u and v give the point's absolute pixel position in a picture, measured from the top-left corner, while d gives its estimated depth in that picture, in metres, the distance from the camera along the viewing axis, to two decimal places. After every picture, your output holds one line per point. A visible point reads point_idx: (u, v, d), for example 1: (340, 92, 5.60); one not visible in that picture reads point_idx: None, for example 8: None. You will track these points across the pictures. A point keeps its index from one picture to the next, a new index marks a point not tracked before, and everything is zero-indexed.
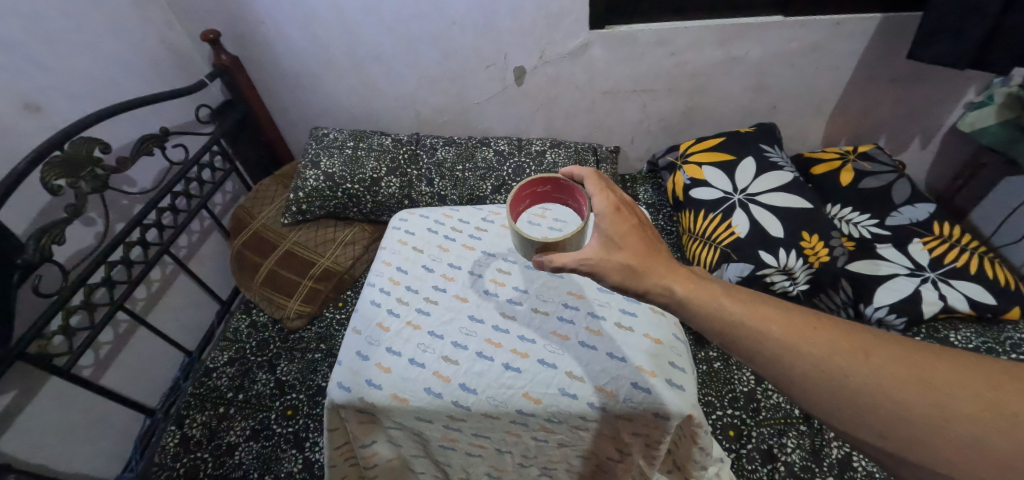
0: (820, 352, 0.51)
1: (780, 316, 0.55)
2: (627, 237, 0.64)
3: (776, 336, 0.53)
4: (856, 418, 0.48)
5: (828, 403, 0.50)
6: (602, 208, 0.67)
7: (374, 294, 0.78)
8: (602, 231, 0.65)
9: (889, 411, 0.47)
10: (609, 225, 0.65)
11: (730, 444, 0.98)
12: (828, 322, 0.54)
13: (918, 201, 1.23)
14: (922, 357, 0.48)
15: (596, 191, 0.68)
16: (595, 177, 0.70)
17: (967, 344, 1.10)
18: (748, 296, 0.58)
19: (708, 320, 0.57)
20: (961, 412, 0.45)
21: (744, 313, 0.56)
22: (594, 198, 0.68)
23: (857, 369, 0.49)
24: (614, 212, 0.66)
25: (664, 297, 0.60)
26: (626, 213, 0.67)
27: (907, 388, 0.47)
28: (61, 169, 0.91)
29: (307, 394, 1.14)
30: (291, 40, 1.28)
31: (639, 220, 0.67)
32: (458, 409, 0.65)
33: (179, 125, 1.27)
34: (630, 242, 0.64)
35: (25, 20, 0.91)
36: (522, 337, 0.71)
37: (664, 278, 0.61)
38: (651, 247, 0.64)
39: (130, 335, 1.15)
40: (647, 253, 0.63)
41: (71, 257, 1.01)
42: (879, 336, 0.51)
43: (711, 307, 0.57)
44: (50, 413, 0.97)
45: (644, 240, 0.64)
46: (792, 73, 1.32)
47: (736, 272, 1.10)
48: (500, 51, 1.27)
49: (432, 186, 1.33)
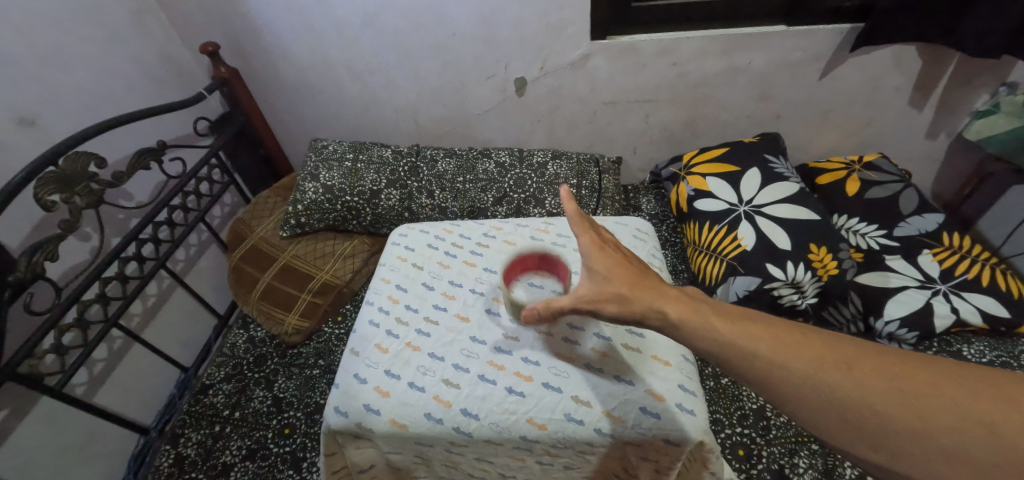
0: (805, 366, 0.49)
1: (766, 332, 0.52)
2: (613, 269, 0.61)
3: (764, 354, 0.50)
4: (845, 431, 0.46)
5: (815, 417, 0.48)
6: (587, 247, 0.63)
7: (373, 313, 0.76)
8: (587, 268, 0.62)
9: (877, 427, 0.45)
10: (591, 256, 0.62)
11: (741, 464, 0.95)
12: (814, 336, 0.52)
13: (927, 211, 1.21)
14: (906, 368, 0.46)
15: (581, 231, 0.64)
16: (578, 215, 0.65)
17: (981, 358, 1.07)
18: (735, 313, 0.56)
19: (693, 339, 0.55)
20: (951, 426, 0.42)
21: (729, 330, 0.53)
22: (579, 237, 0.64)
23: (843, 383, 0.47)
24: (599, 250, 0.63)
25: (651, 320, 0.58)
26: (610, 248, 0.64)
27: (891, 400, 0.45)
28: (54, 186, 0.89)
29: (305, 412, 1.11)
30: (291, 53, 1.27)
31: (624, 253, 0.64)
32: (459, 436, 0.63)
33: (176, 138, 1.26)
34: (617, 273, 0.61)
35: (23, 34, 0.91)
36: (525, 359, 0.68)
37: (650, 300, 0.58)
38: (637, 271, 0.62)
39: (125, 352, 1.13)
40: (632, 276, 0.61)
41: (64, 273, 0.99)
42: (864, 348, 0.49)
43: (699, 326, 0.55)
44: (41, 434, 0.95)
45: (630, 271, 0.62)
46: (794, 83, 1.31)
47: (743, 286, 1.07)
48: (500, 62, 1.26)
49: (433, 198, 1.30)
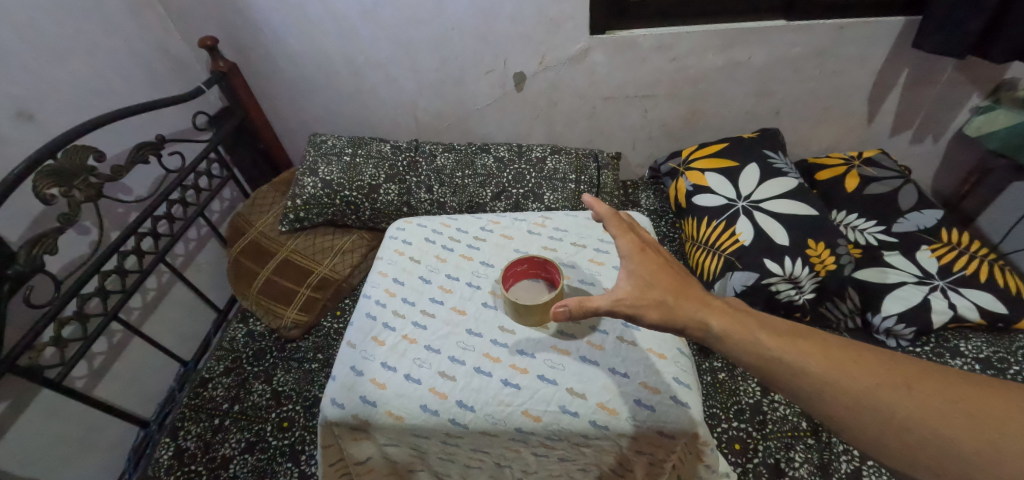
0: (861, 386, 0.50)
1: (818, 350, 0.53)
2: (657, 274, 0.62)
3: (818, 372, 0.51)
4: (904, 450, 0.47)
5: (873, 437, 0.49)
6: (627, 249, 0.64)
7: (370, 306, 0.77)
8: (630, 271, 0.62)
9: (938, 448, 0.46)
10: (635, 262, 0.63)
11: (737, 458, 0.95)
12: (867, 354, 0.53)
13: (926, 207, 1.21)
14: (963, 390, 0.48)
15: (619, 232, 0.65)
16: (614, 216, 0.66)
17: (978, 354, 1.06)
18: (783, 328, 0.57)
19: (746, 354, 0.55)
20: (1015, 450, 0.43)
21: (781, 346, 0.54)
22: (618, 239, 0.65)
23: (901, 402, 0.48)
24: (640, 253, 0.64)
25: (700, 332, 0.58)
26: (652, 253, 0.65)
27: (948, 421, 0.46)
28: (52, 179, 0.89)
29: (304, 405, 1.12)
30: (289, 47, 1.27)
31: (665, 257, 0.65)
32: (455, 427, 0.63)
33: (175, 132, 1.26)
34: (661, 279, 0.62)
35: (22, 28, 0.91)
36: (521, 352, 0.68)
37: (698, 311, 0.59)
38: (683, 283, 0.62)
39: (125, 345, 1.13)
40: (679, 288, 0.61)
41: (64, 266, 1.00)
42: (918, 366, 0.51)
43: (751, 342, 0.55)
44: (43, 426, 0.96)
45: (673, 277, 0.62)
46: (794, 79, 1.30)
47: (741, 281, 1.07)
48: (499, 57, 1.25)
49: (431, 193, 1.30)
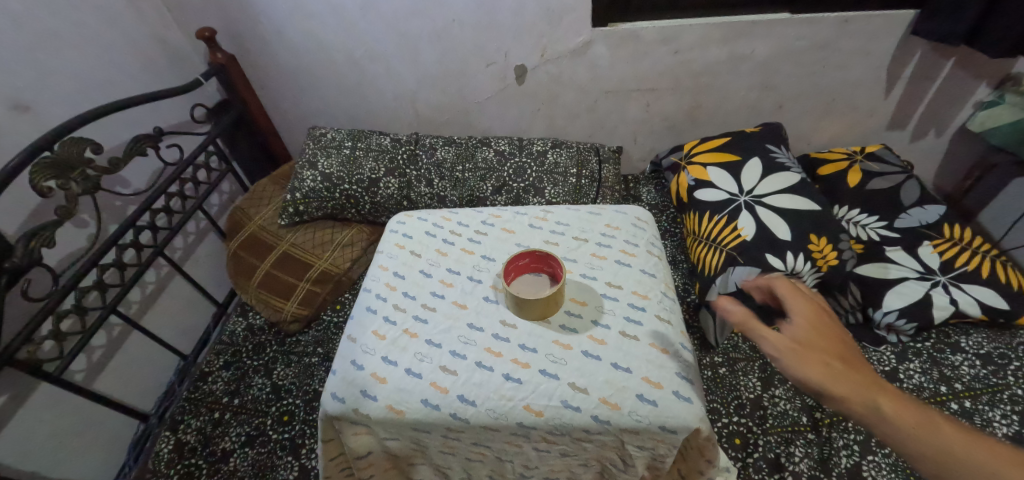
0: None
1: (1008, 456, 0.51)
2: (827, 347, 0.62)
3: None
4: None
5: None
6: (800, 314, 0.65)
7: (371, 300, 0.76)
8: (798, 340, 0.63)
9: None
10: (805, 332, 0.63)
11: (737, 453, 0.95)
12: None
13: (928, 203, 1.20)
14: None
15: (790, 294, 0.68)
16: (787, 282, 0.69)
17: (979, 350, 1.06)
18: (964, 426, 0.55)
19: (922, 446, 0.54)
20: None
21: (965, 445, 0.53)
22: (793, 302, 0.67)
23: None
24: (810, 322, 0.64)
25: (870, 413, 0.57)
26: (824, 322, 0.65)
27: None
28: (50, 171, 0.88)
29: (304, 399, 1.11)
30: (288, 38, 1.26)
31: (835, 328, 0.65)
32: (456, 422, 0.63)
33: (174, 125, 1.25)
34: (831, 353, 0.61)
35: (17, 18, 0.90)
36: (522, 346, 0.68)
37: (873, 392, 0.58)
38: (853, 359, 0.62)
39: (124, 339, 1.13)
40: (850, 364, 0.61)
41: (62, 259, 0.99)
42: None
43: (931, 434, 0.54)
44: (42, 420, 0.96)
45: (844, 351, 0.62)
46: (797, 73, 1.29)
47: (742, 276, 1.06)
48: (500, 49, 1.24)
49: (432, 187, 1.29)
